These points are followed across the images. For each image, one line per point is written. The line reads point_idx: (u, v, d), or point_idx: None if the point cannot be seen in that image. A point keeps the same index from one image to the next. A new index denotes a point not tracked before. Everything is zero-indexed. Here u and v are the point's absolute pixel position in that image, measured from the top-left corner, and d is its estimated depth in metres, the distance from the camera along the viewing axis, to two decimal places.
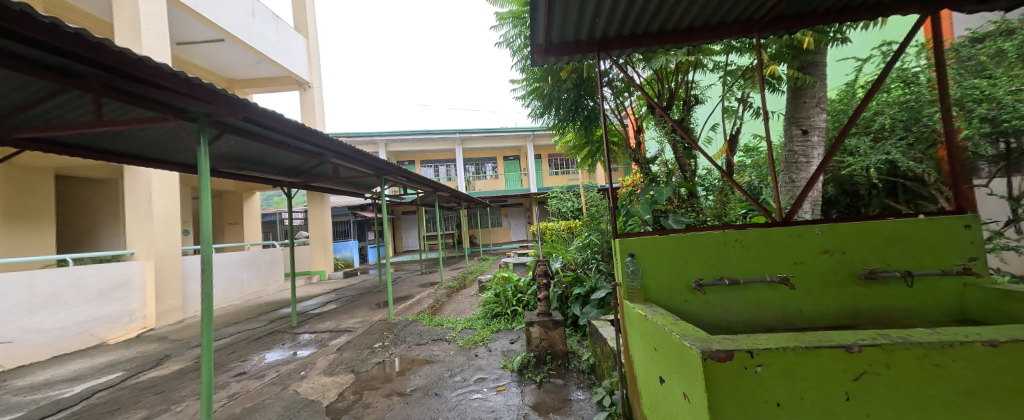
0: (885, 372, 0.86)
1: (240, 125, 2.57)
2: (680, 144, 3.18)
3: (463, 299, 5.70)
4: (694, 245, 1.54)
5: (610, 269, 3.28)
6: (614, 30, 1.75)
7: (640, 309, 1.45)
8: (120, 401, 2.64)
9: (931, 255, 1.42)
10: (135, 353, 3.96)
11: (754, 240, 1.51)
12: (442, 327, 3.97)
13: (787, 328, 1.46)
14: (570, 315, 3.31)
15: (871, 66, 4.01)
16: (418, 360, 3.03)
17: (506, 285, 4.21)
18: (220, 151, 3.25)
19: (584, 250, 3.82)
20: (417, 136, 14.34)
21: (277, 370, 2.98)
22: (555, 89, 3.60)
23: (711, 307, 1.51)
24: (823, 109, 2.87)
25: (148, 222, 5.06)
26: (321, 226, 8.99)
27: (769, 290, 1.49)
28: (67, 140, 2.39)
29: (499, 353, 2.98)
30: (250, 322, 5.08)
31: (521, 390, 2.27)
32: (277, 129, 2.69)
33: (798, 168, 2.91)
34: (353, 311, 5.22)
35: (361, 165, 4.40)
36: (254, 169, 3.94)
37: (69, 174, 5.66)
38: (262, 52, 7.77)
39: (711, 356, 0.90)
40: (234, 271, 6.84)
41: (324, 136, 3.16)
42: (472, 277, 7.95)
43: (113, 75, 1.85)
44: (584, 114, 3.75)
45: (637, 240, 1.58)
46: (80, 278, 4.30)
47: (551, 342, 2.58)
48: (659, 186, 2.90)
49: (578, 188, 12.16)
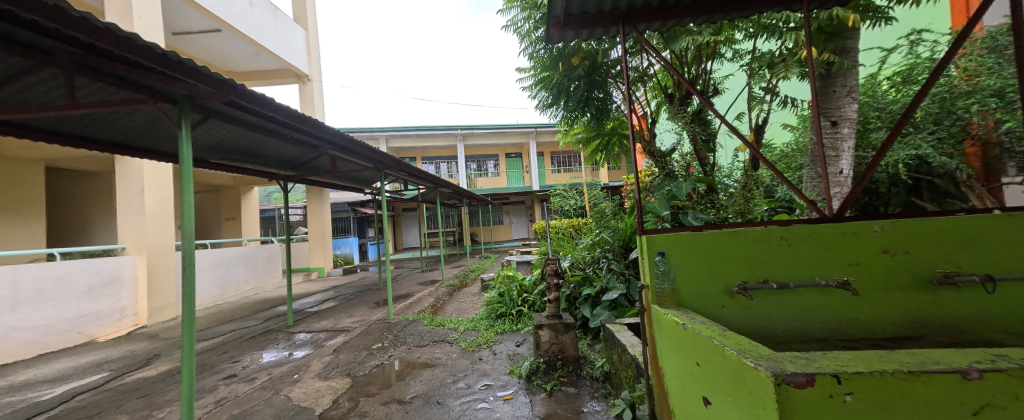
0: (1012, 405, 0.67)
1: (225, 110, 2.37)
2: (699, 136, 2.97)
3: (465, 298, 5.53)
4: (735, 242, 1.35)
5: (622, 269, 3.10)
6: (641, 0, 1.56)
7: (674, 316, 1.26)
8: (100, 405, 2.47)
9: (1009, 257, 1.24)
10: (124, 352, 3.80)
11: (803, 237, 1.33)
12: (444, 327, 3.80)
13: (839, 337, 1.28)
14: (579, 317, 3.13)
15: (896, 57, 3.82)
16: (418, 363, 2.87)
17: (511, 285, 4.03)
18: (209, 140, 3.06)
19: (593, 249, 3.64)
20: (418, 132, 14.19)
21: (269, 373, 2.81)
22: (565, 78, 3.41)
23: (753, 314, 1.33)
24: (855, 99, 2.67)
25: (140, 216, 4.91)
26: (320, 222, 8.84)
27: (821, 296, 1.30)
28: (39, 124, 2.20)
29: (504, 357, 2.82)
30: (246, 320, 4.92)
31: (530, 399, 2.09)
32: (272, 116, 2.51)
33: (827, 162, 2.72)
34: (351, 310, 5.06)
35: (360, 158, 4.21)
36: (247, 159, 3.76)
37: (59, 165, 5.50)
38: (260, 43, 7.58)
39: (787, 381, 0.72)
40: (230, 267, 6.68)
41: (323, 127, 2.98)
42: (474, 275, 7.77)
43: (85, 51, 1.68)
44: (595, 105, 3.58)
45: (667, 237, 1.40)
46: (68, 273, 4.14)
47: (561, 347, 2.41)
48: (677, 181, 2.73)
49: (580, 186, 11.99)
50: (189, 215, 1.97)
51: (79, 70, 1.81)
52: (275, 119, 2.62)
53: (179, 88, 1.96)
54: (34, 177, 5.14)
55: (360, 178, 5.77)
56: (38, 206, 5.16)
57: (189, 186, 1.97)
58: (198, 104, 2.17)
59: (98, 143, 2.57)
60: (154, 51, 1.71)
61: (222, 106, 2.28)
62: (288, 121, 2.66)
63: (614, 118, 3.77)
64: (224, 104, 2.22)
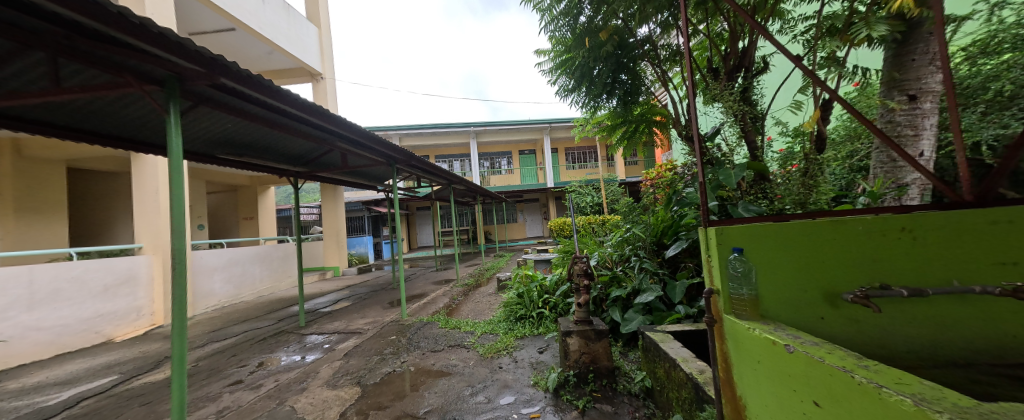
0: None
1: (213, 93, 2.13)
2: (749, 116, 2.58)
3: (481, 298, 5.29)
4: (833, 236, 1.05)
5: (656, 268, 2.77)
6: None
7: (766, 331, 0.96)
8: (101, 413, 2.34)
9: None
10: (136, 353, 3.73)
11: (928, 229, 1.02)
12: (460, 330, 3.56)
13: (969, 357, 1.00)
14: (608, 320, 2.82)
15: (974, 25, 3.31)
16: (432, 371, 2.63)
17: (530, 285, 3.75)
18: (211, 130, 2.90)
19: (622, 246, 3.33)
20: (431, 130, 14.10)
21: (276, 380, 2.63)
22: (590, 59, 3.10)
23: (862, 327, 1.03)
24: (939, 68, 2.25)
25: (155, 216, 4.88)
26: (335, 221, 8.78)
27: (961, 305, 0.99)
28: (22, 112, 2.04)
29: (527, 365, 2.55)
30: (258, 321, 4.80)
31: (559, 418, 1.82)
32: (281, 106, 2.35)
33: (902, 143, 2.33)
34: (364, 310, 4.89)
35: (371, 151, 4.02)
36: (255, 155, 3.62)
37: (80, 166, 5.60)
38: (273, 41, 7.54)
39: None
40: (245, 266, 6.66)
41: (330, 116, 2.80)
42: (489, 274, 7.54)
43: (68, 29, 1.48)
44: (623, 88, 3.26)
45: (745, 228, 1.09)
46: (83, 272, 4.13)
47: (593, 358, 2.11)
48: (726, 168, 2.37)
49: (597, 183, 11.62)
50: (179, 210, 1.72)
51: (64, 51, 1.61)
52: (270, 105, 2.40)
53: (166, 69, 1.72)
54: (55, 177, 5.20)
55: (372, 174, 5.61)
56: (57, 205, 5.21)
57: (178, 178, 1.73)
58: (186, 88, 1.93)
59: (85, 133, 2.39)
60: (130, 21, 1.46)
61: (210, 89, 2.04)
62: (290, 109, 2.47)
63: (643, 103, 3.43)
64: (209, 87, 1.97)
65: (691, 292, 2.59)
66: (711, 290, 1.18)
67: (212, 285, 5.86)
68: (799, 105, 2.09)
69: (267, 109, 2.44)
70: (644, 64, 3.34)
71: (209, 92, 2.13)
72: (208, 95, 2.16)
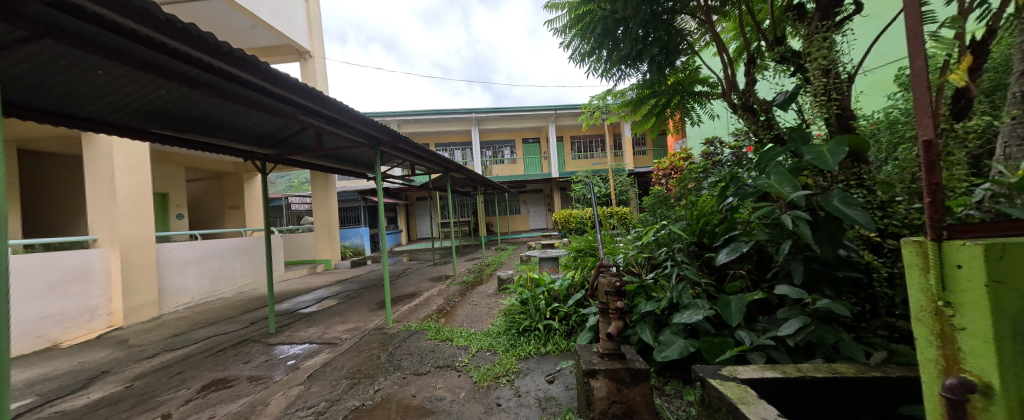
0: None
1: (55, 15, 1.53)
2: (841, 76, 1.83)
3: (479, 301, 4.70)
4: None
5: (698, 277, 2.14)
6: None
7: None
8: None
9: None
10: (75, 365, 3.18)
11: None
12: (451, 344, 2.97)
13: None
14: (634, 341, 2.22)
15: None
16: (411, 408, 2.04)
17: (536, 291, 3.13)
18: (118, 91, 2.25)
19: (649, 247, 2.69)
20: (430, 116, 13.43)
21: (211, 417, 2.09)
22: (613, 11, 2.42)
23: None
24: None
25: (110, 204, 4.32)
26: (326, 211, 8.18)
27: None
28: None
29: (532, 403, 1.97)
30: (228, 324, 4.26)
31: None
32: (205, 46, 1.78)
33: None
34: (347, 314, 4.31)
35: (351, 130, 3.36)
36: (203, 132, 3.00)
37: (34, 148, 5.02)
38: (255, 13, 6.81)
39: None
40: (224, 260, 6.11)
41: (282, 78, 2.23)
42: (490, 271, 6.96)
43: None
44: (658, 48, 2.55)
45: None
46: (22, 268, 3.57)
47: (629, 409, 1.52)
48: (813, 147, 1.66)
49: (605, 173, 10.92)
50: None
51: None
52: (167, 47, 1.81)
53: None
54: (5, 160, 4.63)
55: (357, 158, 4.98)
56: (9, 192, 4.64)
57: None
58: None
59: None
60: None
61: (39, 5, 1.42)
62: (201, 55, 1.87)
63: (678, 70, 2.76)
64: (35, 0, 1.36)
65: (749, 310, 1.95)
66: (943, 365, 0.65)
67: (185, 280, 5.34)
68: (945, 41, 1.32)
69: (172, 57, 1.87)
70: (685, 17, 2.67)
71: (56, 18, 1.56)
72: (52, 20, 1.57)
